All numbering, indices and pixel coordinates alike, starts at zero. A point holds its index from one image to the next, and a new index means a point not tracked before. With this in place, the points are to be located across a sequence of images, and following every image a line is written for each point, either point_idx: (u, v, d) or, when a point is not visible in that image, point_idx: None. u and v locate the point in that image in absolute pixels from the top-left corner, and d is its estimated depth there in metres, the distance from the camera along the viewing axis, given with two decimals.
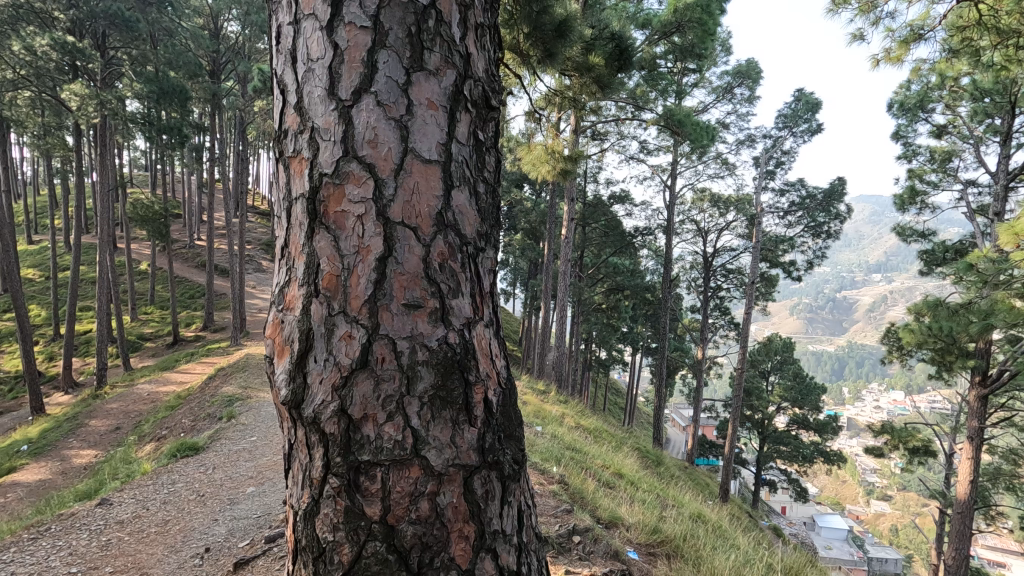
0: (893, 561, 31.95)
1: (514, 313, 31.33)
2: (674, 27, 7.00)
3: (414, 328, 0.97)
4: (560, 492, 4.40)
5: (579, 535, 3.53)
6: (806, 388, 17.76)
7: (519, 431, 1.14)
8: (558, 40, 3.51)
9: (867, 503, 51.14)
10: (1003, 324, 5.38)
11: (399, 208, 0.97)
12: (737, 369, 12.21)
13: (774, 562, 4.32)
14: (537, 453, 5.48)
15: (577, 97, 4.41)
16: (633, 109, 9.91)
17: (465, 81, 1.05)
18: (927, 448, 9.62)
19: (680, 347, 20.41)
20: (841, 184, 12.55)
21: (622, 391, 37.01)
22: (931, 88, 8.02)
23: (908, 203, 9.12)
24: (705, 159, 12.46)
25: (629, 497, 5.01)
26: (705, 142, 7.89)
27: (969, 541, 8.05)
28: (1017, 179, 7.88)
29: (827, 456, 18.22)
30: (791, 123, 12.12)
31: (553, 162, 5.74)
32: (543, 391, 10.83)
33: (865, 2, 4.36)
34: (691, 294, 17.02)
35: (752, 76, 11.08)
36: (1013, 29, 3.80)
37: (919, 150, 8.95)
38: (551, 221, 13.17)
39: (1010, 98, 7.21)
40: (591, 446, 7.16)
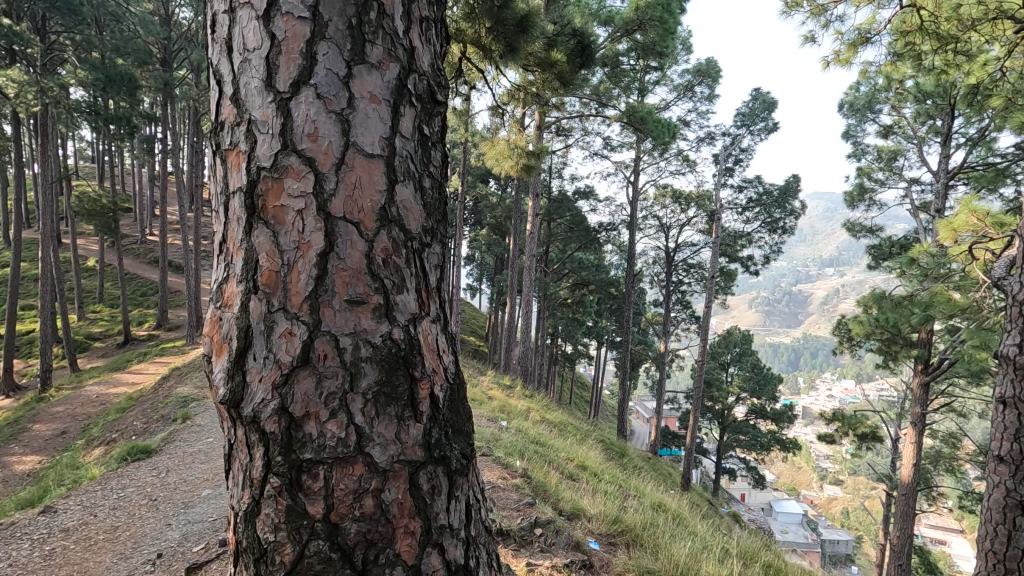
0: (844, 542, 33.65)
1: (481, 309, 31.36)
2: (635, 25, 7.14)
3: (357, 324, 0.96)
4: (523, 485, 4.43)
5: (540, 527, 3.58)
6: (763, 379, 18.38)
7: (467, 426, 1.15)
8: (520, 35, 3.54)
9: (820, 488, 53.55)
10: (941, 314, 5.70)
11: (340, 203, 0.95)
12: (698, 361, 12.45)
13: (729, 547, 4.51)
14: (501, 447, 5.52)
15: (540, 93, 4.45)
16: (597, 106, 10.02)
17: (409, 74, 1.05)
18: (875, 434, 10.09)
19: (644, 340, 20.80)
20: (795, 182, 13.01)
21: (588, 384, 37.63)
22: (878, 90, 8.36)
23: (858, 200, 9.49)
24: (666, 155, 12.78)
25: (592, 489, 5.09)
26: (666, 139, 8.03)
27: (911, 520, 8.51)
28: (956, 177, 8.30)
29: (783, 444, 18.90)
30: (748, 121, 12.49)
31: (516, 157, 5.82)
32: (509, 387, 10.87)
33: (816, 5, 4.52)
34: (654, 287, 17.36)
35: (711, 75, 11.36)
36: (951, 35, 4.03)
37: (866, 149, 9.35)
38: (517, 216, 13.19)
39: (949, 101, 7.60)
40: (556, 440, 7.24)
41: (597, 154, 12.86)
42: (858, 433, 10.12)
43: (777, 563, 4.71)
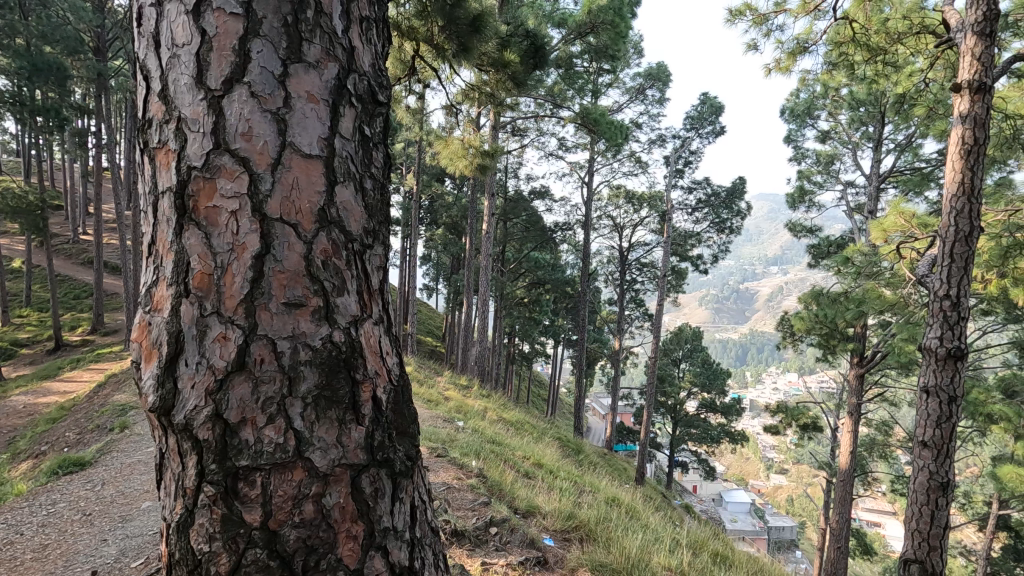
0: (788, 528, 35.42)
1: (438, 309, 31.18)
2: (588, 27, 7.27)
3: (296, 326, 0.94)
4: (478, 485, 4.42)
5: (496, 526, 3.59)
6: (713, 374, 19.04)
7: (412, 428, 1.16)
8: (473, 35, 3.53)
9: (767, 477, 56.08)
10: (873, 310, 6.07)
11: (277, 204, 0.94)
12: (652, 358, 12.76)
13: (679, 538, 4.65)
14: (456, 448, 5.49)
15: (494, 93, 4.46)
16: (552, 107, 10.12)
17: (349, 74, 1.04)
18: (815, 424, 10.60)
19: (599, 338, 21.18)
20: (741, 183, 13.51)
21: (546, 382, 38.09)
22: (816, 97, 8.78)
23: (798, 202, 9.96)
24: (619, 157, 13.11)
25: (548, 486, 5.14)
26: (619, 140, 8.20)
27: (849, 505, 9.00)
28: (887, 181, 8.82)
29: (732, 437, 19.61)
30: (697, 125, 12.89)
31: (470, 158, 5.83)
32: (466, 386, 10.83)
33: (758, 14, 4.72)
34: (609, 286, 17.69)
35: (662, 79, 11.67)
36: (879, 48, 4.30)
37: (806, 153, 9.82)
38: (473, 215, 13.15)
39: (880, 108, 8.07)
40: (512, 438, 7.26)
41: (552, 155, 13.02)
42: (800, 424, 10.61)
43: (724, 551, 4.91)
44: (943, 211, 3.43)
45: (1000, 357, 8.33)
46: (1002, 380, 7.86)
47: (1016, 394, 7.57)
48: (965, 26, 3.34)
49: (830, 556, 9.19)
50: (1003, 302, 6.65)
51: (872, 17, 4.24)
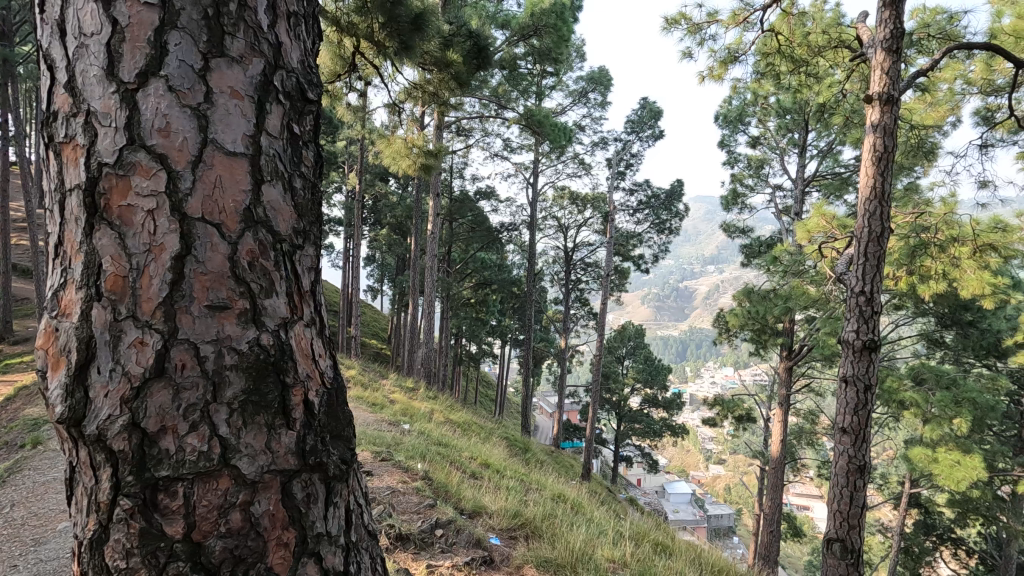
0: (727, 516, 37.16)
1: (383, 310, 30.62)
2: (531, 30, 7.36)
3: (220, 330, 0.91)
4: (424, 487, 4.37)
5: (441, 528, 3.57)
6: (655, 370, 19.66)
7: (347, 431, 1.15)
8: (414, 34, 3.49)
9: (706, 468, 58.58)
10: (799, 306, 6.46)
11: (197, 203, 0.90)
12: (596, 356, 13.03)
13: (623, 530, 4.78)
14: (401, 451, 5.40)
15: (437, 92, 4.43)
16: (497, 107, 10.17)
17: (275, 70, 1.02)
18: (749, 416, 11.15)
19: (546, 337, 21.44)
20: (679, 186, 14.04)
21: (493, 382, 38.20)
22: (746, 104, 9.24)
23: (732, 204, 10.47)
24: (563, 158, 13.37)
25: (494, 486, 5.17)
26: (562, 142, 8.34)
27: (780, 491, 9.52)
28: (811, 185, 9.40)
29: (673, 430, 20.32)
30: (637, 128, 13.28)
31: (414, 156, 5.78)
32: (412, 389, 10.69)
33: (692, 24, 4.93)
34: (554, 286, 17.94)
35: (604, 83, 11.96)
36: (802, 59, 4.59)
37: (739, 157, 10.31)
38: (418, 215, 13.02)
39: (803, 116, 8.60)
40: (459, 439, 7.22)
41: (498, 155, 13.09)
42: (736, 415, 11.12)
43: (665, 540, 5.09)
44: (858, 213, 3.69)
45: (910, 348, 9.05)
46: (912, 368, 8.55)
47: (925, 381, 8.24)
48: (875, 42, 3.61)
49: (763, 540, 9.69)
50: (912, 298, 7.23)
51: (795, 31, 4.53)
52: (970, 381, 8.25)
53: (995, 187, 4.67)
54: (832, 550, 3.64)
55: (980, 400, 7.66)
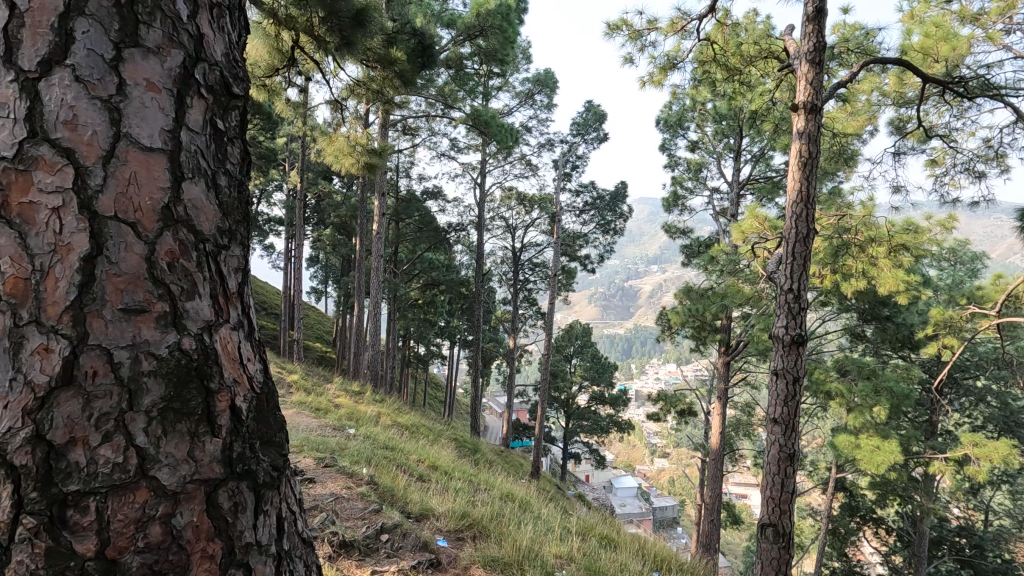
0: (671, 507, 38.48)
1: (327, 312, 29.77)
2: (477, 30, 7.35)
3: (136, 334, 0.87)
4: (369, 492, 4.26)
5: (387, 533, 3.51)
6: (601, 367, 20.08)
7: (277, 437, 1.14)
8: (356, 30, 3.42)
9: (651, 461, 60.54)
10: (735, 303, 6.77)
11: (110, 201, 0.86)
12: (544, 355, 13.17)
13: (570, 527, 4.86)
14: (346, 456, 5.27)
15: (381, 90, 4.36)
16: (443, 107, 10.10)
17: (196, 64, 1.00)
18: (690, 410, 11.56)
19: (494, 337, 21.49)
20: (623, 187, 14.41)
21: (442, 383, 37.88)
22: (686, 110, 9.58)
23: (672, 206, 10.85)
24: (510, 159, 13.47)
25: (442, 488, 5.13)
26: (509, 143, 8.38)
27: (720, 481, 9.94)
28: (746, 188, 9.87)
29: (619, 426, 20.80)
30: (582, 131, 13.53)
31: (357, 155, 5.65)
32: (358, 392, 10.45)
33: (633, 30, 5.07)
34: (503, 286, 18.01)
35: (549, 86, 12.11)
36: (736, 68, 4.81)
37: (679, 160, 10.68)
38: (363, 215, 12.74)
39: (738, 123, 9.01)
40: (406, 442, 7.11)
41: (445, 155, 13.02)
42: (678, 410, 11.52)
43: (611, 534, 5.22)
44: (787, 216, 3.90)
45: (835, 341, 9.65)
46: (837, 360, 9.12)
47: (848, 373, 8.81)
48: (800, 53, 3.83)
49: (704, 529, 10.08)
50: (837, 295, 7.72)
51: (728, 41, 4.75)
52: (887, 371, 8.89)
53: (907, 191, 5.07)
54: (766, 534, 3.84)
55: (896, 388, 8.25)
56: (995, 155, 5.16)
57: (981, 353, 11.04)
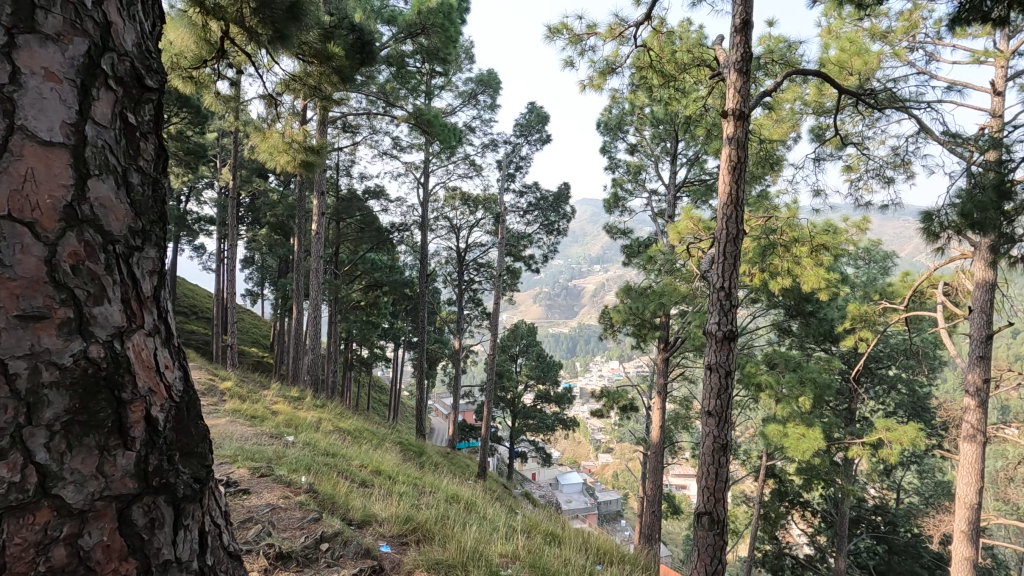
0: (615, 501, 39.38)
1: (264, 315, 28.56)
2: (419, 28, 7.26)
3: (35, 342, 0.84)
4: (308, 500, 4.11)
5: (327, 542, 3.41)
6: (546, 366, 20.30)
7: (199, 448, 1.17)
8: (291, 22, 3.28)
9: (596, 457, 61.81)
10: (672, 301, 7.03)
11: (4, 201, 0.82)
12: (490, 355, 13.17)
13: (516, 526, 4.90)
14: (284, 465, 5.07)
15: (318, 86, 4.23)
16: (384, 105, 9.91)
17: (103, 52, 0.98)
18: (632, 405, 11.89)
19: (440, 338, 21.31)
20: (566, 189, 14.62)
21: (387, 387, 37.13)
22: (625, 114, 9.83)
23: (613, 207, 11.11)
24: (454, 159, 13.42)
25: (386, 492, 5.04)
26: (452, 143, 8.32)
27: (661, 473, 10.28)
28: (682, 191, 10.26)
29: (565, 423, 21.10)
30: (525, 132, 13.63)
31: (293, 152, 5.45)
32: (297, 398, 10.08)
33: (573, 34, 5.16)
34: (448, 286, 17.89)
35: (492, 86, 12.13)
36: (671, 74, 4.99)
37: (619, 163, 10.95)
38: (301, 214, 12.29)
39: (674, 127, 9.35)
40: (349, 448, 6.93)
41: (387, 154, 12.80)
42: (620, 405, 11.83)
43: (556, 530, 5.29)
44: (718, 218, 4.09)
45: (765, 336, 10.19)
46: (767, 354, 9.61)
47: (777, 365, 9.31)
48: (729, 62, 4.02)
49: (646, 520, 10.39)
50: (765, 292, 8.17)
51: (664, 48, 4.92)
52: (812, 363, 9.47)
53: (826, 195, 5.42)
54: (702, 522, 3.99)
55: (819, 379, 8.79)
56: (902, 162, 5.61)
57: (893, 344, 11.96)
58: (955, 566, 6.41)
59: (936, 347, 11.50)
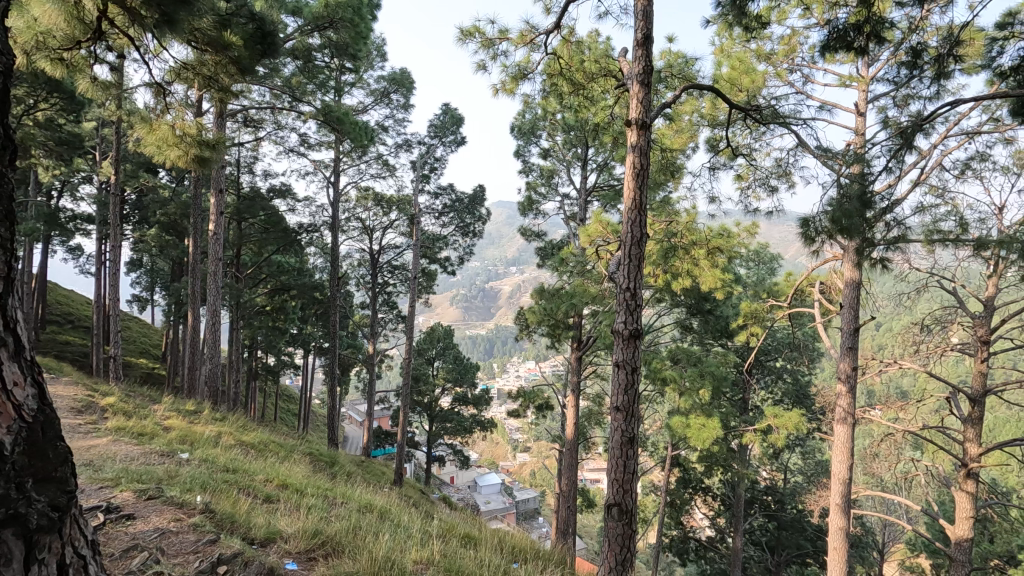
0: (533, 499, 40.05)
1: (154, 323, 26.15)
2: (326, 21, 7.01)
3: None
4: (204, 522, 3.81)
5: (225, 565, 3.17)
6: (463, 369, 20.27)
7: (55, 476, 1.26)
8: (179, 6, 3.03)
9: (514, 457, 62.55)
10: (583, 302, 7.29)
11: None
12: (405, 359, 12.89)
13: (431, 530, 4.85)
14: (176, 485, 4.66)
15: (214, 76, 3.97)
16: (290, 100, 9.44)
17: None
18: (548, 404, 12.15)
19: (353, 343, 20.62)
20: (481, 191, 14.65)
21: (297, 396, 35.34)
22: (537, 119, 10.04)
23: (527, 210, 11.26)
24: (365, 158, 13.07)
25: (293, 506, 4.80)
26: (363, 142, 8.09)
27: (576, 469, 10.57)
28: (592, 195, 10.67)
29: (482, 425, 21.15)
30: (440, 133, 13.53)
31: (186, 147, 5.04)
32: (193, 411, 9.32)
33: (485, 38, 5.19)
34: (361, 289, 17.34)
35: (406, 85, 11.93)
36: (580, 83, 5.16)
37: (532, 166, 11.16)
38: (196, 213, 11.38)
39: (583, 134, 9.69)
40: (252, 462, 6.51)
41: (293, 151, 12.19)
42: (536, 404, 12.04)
43: (472, 532, 5.31)
44: (624, 221, 4.28)
45: (669, 333, 10.81)
46: (671, 350, 10.07)
47: (679, 360, 9.85)
48: (633, 74, 4.23)
49: (562, 515, 10.65)
50: (668, 292, 8.69)
51: (574, 57, 5.07)
52: (711, 358, 10.16)
53: (721, 201, 5.85)
54: (612, 514, 4.16)
55: (717, 371, 9.45)
56: (784, 172, 6.18)
57: (779, 338, 13.13)
58: (831, 536, 7.14)
59: (814, 340, 12.77)
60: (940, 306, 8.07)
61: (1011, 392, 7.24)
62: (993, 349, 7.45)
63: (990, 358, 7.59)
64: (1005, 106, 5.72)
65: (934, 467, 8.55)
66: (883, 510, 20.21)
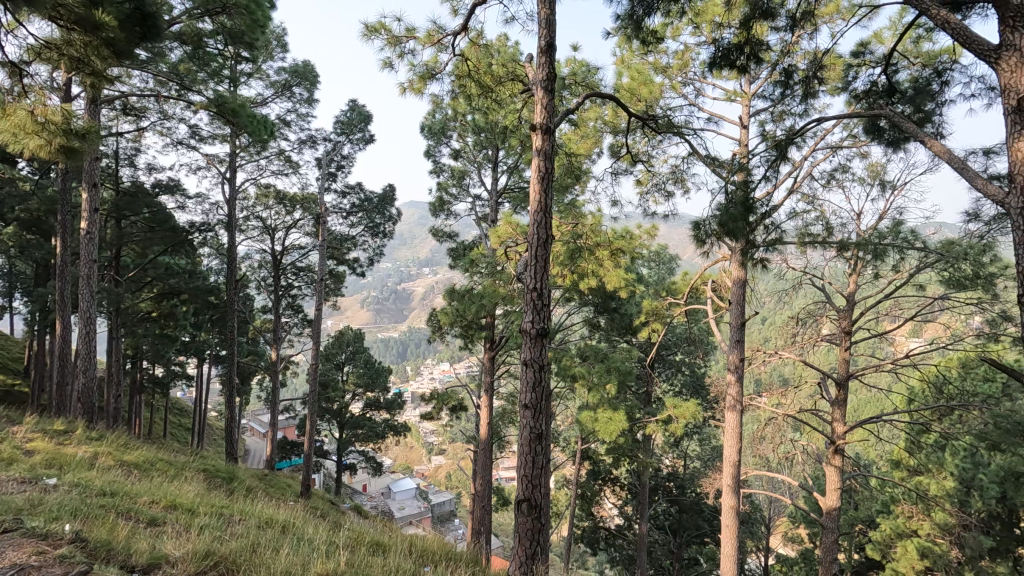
0: (449, 502, 39.98)
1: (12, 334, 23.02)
2: (217, 6, 6.56)
3: None
4: (73, 553, 3.42)
5: None
6: (374, 372, 19.73)
7: None
8: None
9: (429, 461, 61.98)
10: (492, 303, 7.39)
11: None
12: (312, 364, 12.29)
13: (337, 541, 4.71)
14: (40, 514, 4.14)
15: (84, 58, 3.59)
16: (178, 87, 8.70)
17: None
18: (461, 405, 12.14)
19: (253, 350, 19.38)
20: (391, 190, 14.35)
21: (189, 409, 32.69)
22: (448, 119, 10.01)
23: (438, 210, 11.19)
24: (265, 154, 12.36)
25: (182, 527, 4.46)
26: (263, 136, 7.64)
27: (490, 468, 10.63)
28: (502, 197, 10.85)
29: (395, 430, 20.70)
30: (347, 130, 13.10)
31: (49, 135, 4.49)
32: (63, 432, 8.32)
33: (391, 36, 5.11)
34: (261, 293, 16.33)
35: (309, 79, 11.44)
36: (488, 85, 5.22)
37: (443, 167, 11.11)
38: (64, 208, 10.15)
39: (492, 137, 9.81)
40: (135, 483, 5.93)
41: (182, 144, 11.26)
42: (449, 406, 11.96)
43: (382, 539, 5.21)
44: (530, 224, 4.41)
45: (578, 331, 11.21)
46: (580, 348, 10.45)
47: (588, 357, 10.25)
48: (537, 80, 4.34)
49: (478, 515, 10.66)
50: (575, 291, 9.00)
51: (481, 60, 5.13)
52: (616, 353, 10.66)
53: (622, 205, 6.17)
54: (522, 509, 4.25)
55: (622, 366, 9.92)
56: (679, 179, 6.63)
57: (677, 334, 14.01)
58: (724, 514, 7.73)
59: (708, 334, 13.78)
60: (812, 302, 9.00)
61: (868, 376, 8.21)
62: (855, 338, 8.43)
63: (852, 346, 8.56)
64: (860, 125, 6.51)
65: (809, 447, 9.51)
66: (769, 489, 22.23)
